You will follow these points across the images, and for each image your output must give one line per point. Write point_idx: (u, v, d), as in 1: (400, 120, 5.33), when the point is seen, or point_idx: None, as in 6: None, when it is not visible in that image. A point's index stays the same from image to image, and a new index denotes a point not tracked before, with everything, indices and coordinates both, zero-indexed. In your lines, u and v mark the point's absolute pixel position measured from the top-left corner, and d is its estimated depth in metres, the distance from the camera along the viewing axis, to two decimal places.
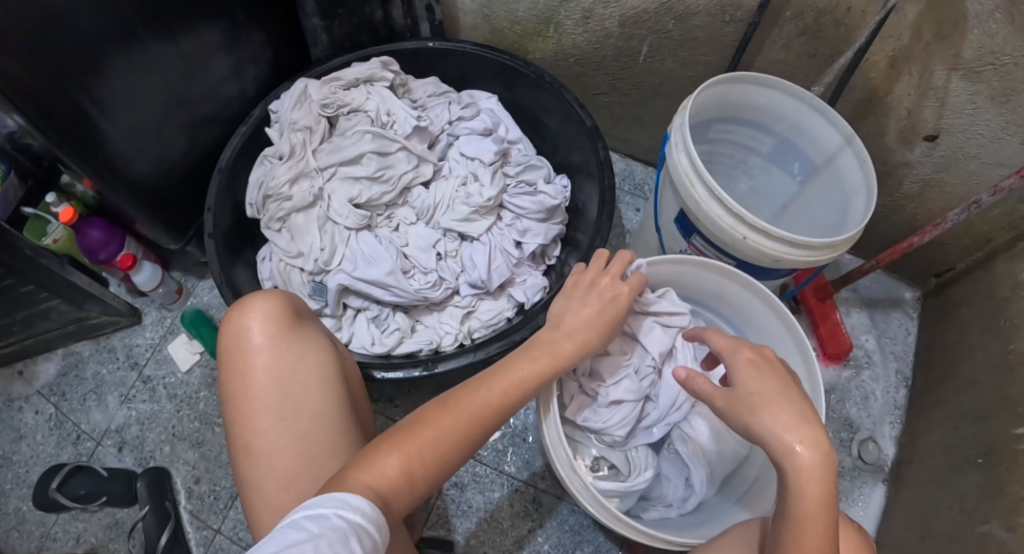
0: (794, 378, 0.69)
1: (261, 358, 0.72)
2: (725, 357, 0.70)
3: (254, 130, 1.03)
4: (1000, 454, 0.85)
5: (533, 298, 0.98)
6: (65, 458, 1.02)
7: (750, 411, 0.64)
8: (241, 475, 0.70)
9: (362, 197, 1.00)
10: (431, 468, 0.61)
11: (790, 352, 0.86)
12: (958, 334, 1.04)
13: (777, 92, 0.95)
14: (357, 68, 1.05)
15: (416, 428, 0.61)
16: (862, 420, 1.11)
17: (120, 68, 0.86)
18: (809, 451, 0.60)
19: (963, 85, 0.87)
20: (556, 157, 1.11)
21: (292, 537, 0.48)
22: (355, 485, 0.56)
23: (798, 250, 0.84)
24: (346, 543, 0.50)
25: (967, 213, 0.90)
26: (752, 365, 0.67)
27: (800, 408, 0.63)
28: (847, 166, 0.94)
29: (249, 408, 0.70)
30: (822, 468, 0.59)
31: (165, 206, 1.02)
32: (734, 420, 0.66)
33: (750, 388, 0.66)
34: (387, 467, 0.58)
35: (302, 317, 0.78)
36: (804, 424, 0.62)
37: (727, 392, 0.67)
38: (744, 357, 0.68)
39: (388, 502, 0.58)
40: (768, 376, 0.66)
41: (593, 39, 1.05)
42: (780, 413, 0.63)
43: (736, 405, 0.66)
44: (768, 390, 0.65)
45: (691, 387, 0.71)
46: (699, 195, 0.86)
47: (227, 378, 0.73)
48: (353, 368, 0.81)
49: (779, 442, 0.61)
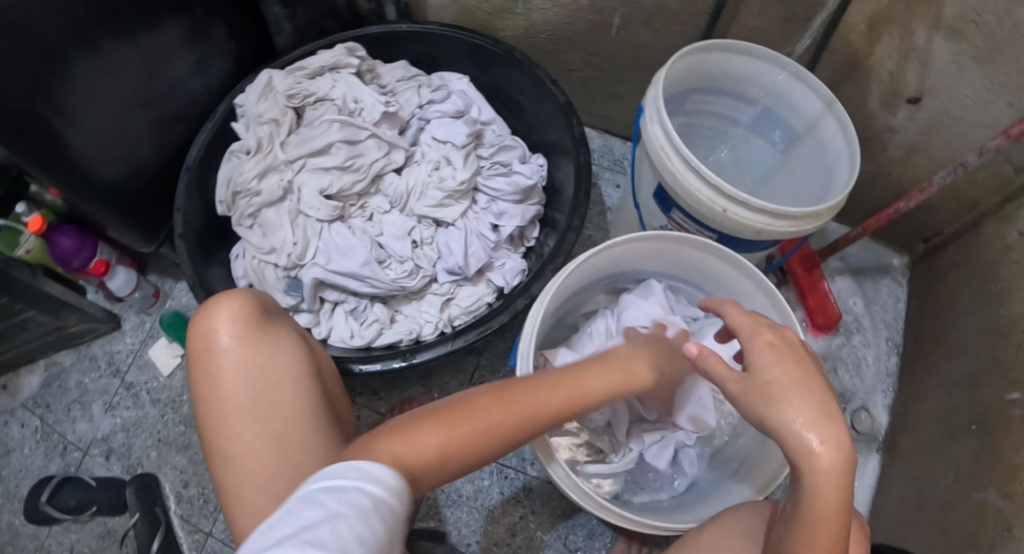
0: (817, 362, 0.61)
1: (229, 359, 0.71)
2: (743, 335, 0.62)
3: (220, 126, 1.00)
4: (994, 421, 0.85)
5: (513, 282, 0.96)
6: (53, 471, 1.00)
7: (766, 402, 0.57)
8: (220, 481, 0.69)
9: (333, 187, 0.97)
10: (463, 459, 0.56)
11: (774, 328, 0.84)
12: (948, 299, 1.02)
13: (754, 59, 0.92)
14: (322, 55, 1.01)
15: (455, 411, 0.57)
16: (854, 389, 1.09)
17: (79, 70, 0.84)
18: (827, 450, 0.54)
19: (946, 45, 0.85)
20: (531, 137, 1.08)
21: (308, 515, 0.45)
22: (384, 451, 0.52)
23: (779, 220, 0.82)
24: (367, 523, 0.46)
25: (952, 175, 0.89)
26: (772, 349, 0.60)
27: (822, 399, 0.56)
28: (827, 133, 0.92)
29: (221, 412, 0.70)
30: (842, 470, 0.54)
31: (136, 209, 1.00)
32: (748, 409, 0.58)
33: (768, 376, 0.58)
34: (417, 443, 0.54)
35: (271, 316, 0.77)
36: (827, 420, 0.55)
37: (743, 378, 0.59)
38: (764, 339, 0.60)
39: (418, 477, 0.53)
40: (788, 361, 0.58)
41: (563, 14, 1.01)
42: (802, 408, 0.55)
43: (753, 394, 0.57)
44: (788, 377, 0.57)
45: (702, 366, 0.62)
46: (675, 167, 0.84)
47: (200, 384, 0.72)
48: (327, 362, 0.80)
49: (795, 440, 0.55)
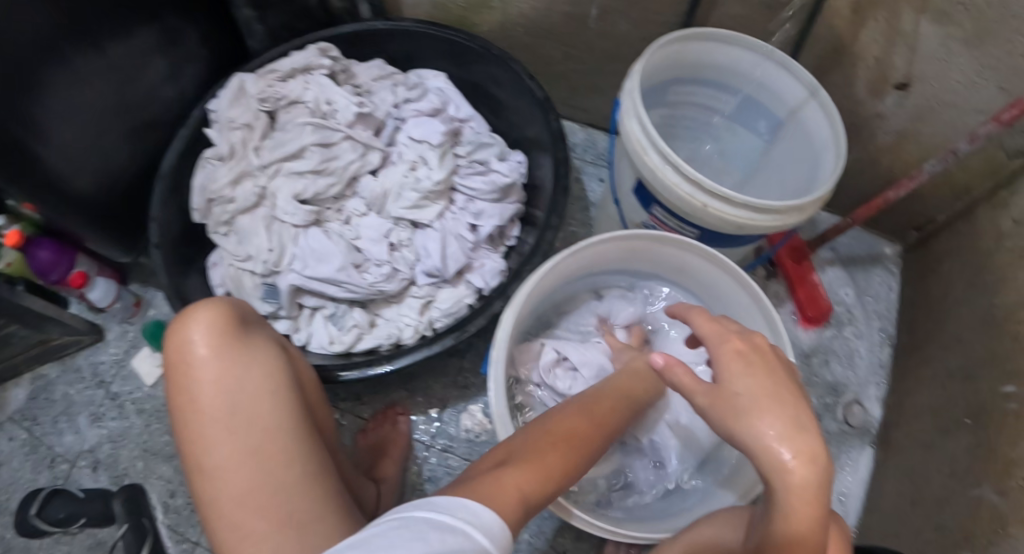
0: (790, 370, 0.59)
1: (208, 371, 0.67)
2: (711, 344, 0.60)
3: (194, 132, 0.98)
4: (988, 415, 0.83)
5: (492, 283, 0.94)
6: (41, 483, 1.00)
7: (735, 414, 0.54)
8: (199, 497, 0.65)
9: (307, 192, 0.95)
10: (555, 488, 0.57)
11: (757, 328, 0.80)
12: (942, 289, 1.01)
13: (735, 47, 0.89)
14: (294, 57, 0.99)
15: (543, 448, 0.58)
16: (846, 382, 1.07)
17: (50, 83, 0.82)
18: (800, 465, 0.51)
19: (933, 29, 0.84)
20: (510, 134, 1.05)
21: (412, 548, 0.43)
22: (505, 485, 0.53)
23: (762, 215, 0.79)
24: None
25: (942, 163, 0.87)
26: (741, 357, 0.57)
27: (795, 409, 0.53)
28: (812, 122, 0.89)
29: (199, 425, 0.66)
30: (816, 484, 0.51)
31: (114, 220, 0.99)
32: (717, 422, 0.55)
33: (738, 387, 0.55)
34: (523, 480, 0.55)
35: (249, 326, 0.73)
36: (798, 432, 0.52)
37: (711, 389, 0.56)
38: (732, 348, 0.58)
39: (530, 508, 0.54)
40: (758, 371, 0.56)
41: (540, 7, 0.98)
42: (773, 421, 0.52)
43: (721, 405, 0.55)
44: (759, 388, 0.55)
45: (669, 378, 0.60)
46: (653, 163, 0.81)
47: (175, 396, 0.68)
48: (305, 371, 0.77)
49: (767, 454, 0.52)
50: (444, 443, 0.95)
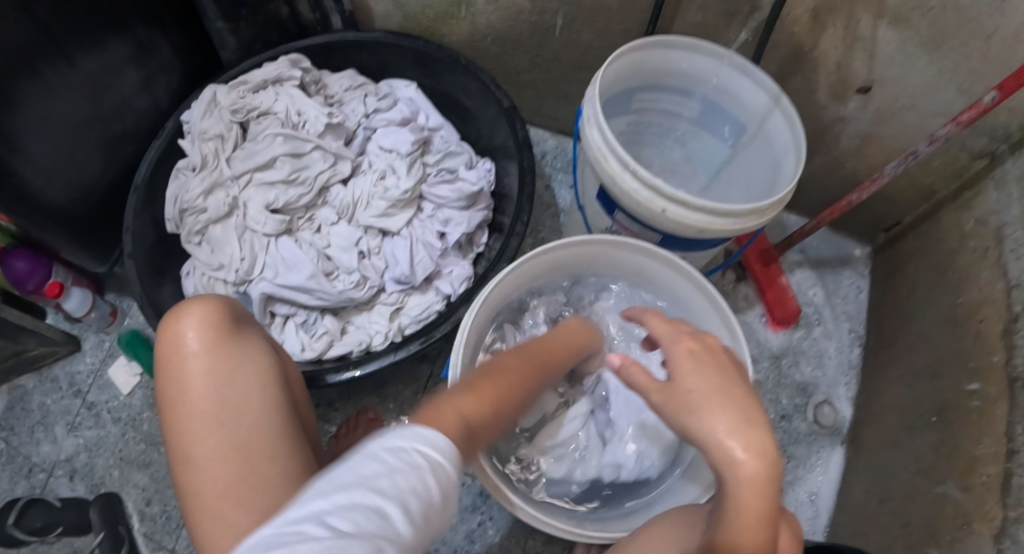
0: (743, 369, 0.58)
1: (197, 364, 0.64)
2: (664, 345, 0.59)
3: (167, 144, 1.00)
4: (953, 412, 0.84)
5: (460, 289, 0.96)
6: (18, 493, 1.01)
7: (688, 410, 0.53)
8: (183, 489, 0.61)
9: (278, 202, 0.97)
10: (493, 424, 0.58)
11: (717, 329, 0.81)
12: (908, 289, 1.02)
13: (696, 55, 0.91)
14: (265, 68, 1.01)
15: (487, 382, 0.59)
16: (817, 383, 1.08)
17: (22, 96, 0.84)
18: (750, 460, 0.50)
19: (891, 33, 0.85)
20: (480, 142, 1.07)
21: (364, 466, 0.44)
22: (450, 412, 0.53)
23: (721, 218, 0.80)
24: (420, 480, 0.45)
25: (903, 165, 0.89)
26: (693, 355, 0.57)
27: (745, 403, 0.53)
28: (775, 127, 0.90)
29: (186, 417, 0.62)
30: (767, 477, 0.50)
31: (87, 230, 1.00)
32: (669, 419, 0.55)
33: (689, 384, 0.55)
34: (466, 407, 0.55)
35: (242, 321, 0.70)
36: (749, 427, 0.51)
37: (663, 386, 0.56)
38: (684, 347, 0.57)
39: (473, 435, 0.54)
40: (709, 369, 0.55)
41: (506, 17, 1.00)
42: (721, 415, 0.52)
43: (673, 402, 0.55)
44: (709, 386, 0.54)
45: (626, 377, 0.60)
46: (612, 169, 0.82)
47: (165, 389, 0.65)
48: (294, 369, 0.74)
49: (718, 451, 0.51)
50: None
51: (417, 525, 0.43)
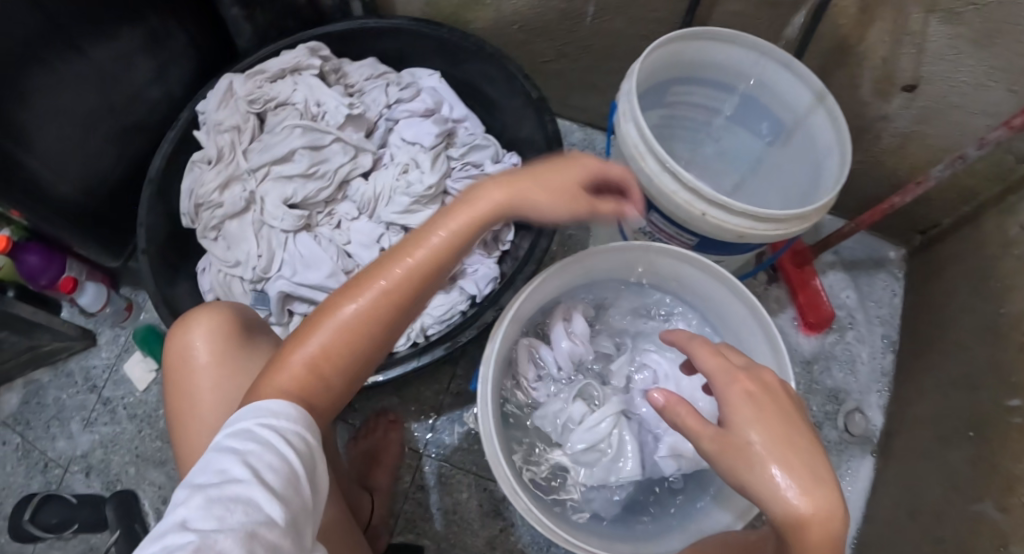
0: (798, 406, 0.58)
1: (207, 377, 0.63)
2: (717, 384, 0.58)
3: (182, 135, 0.96)
4: (991, 426, 0.81)
5: (486, 289, 0.93)
6: (35, 488, 1.00)
7: (748, 461, 0.53)
8: None
9: (297, 196, 0.94)
10: (337, 375, 0.59)
11: (758, 343, 0.77)
12: (946, 294, 0.99)
13: (736, 48, 0.86)
14: (283, 57, 0.97)
15: (320, 334, 0.59)
16: (848, 390, 1.05)
17: (31, 87, 0.81)
18: (817, 521, 0.49)
19: (942, 29, 0.81)
20: (505, 135, 1.03)
21: (222, 463, 0.48)
22: (269, 391, 0.56)
23: (763, 224, 0.76)
24: (275, 450, 0.51)
25: (950, 168, 0.85)
26: (751, 399, 0.56)
27: (809, 456, 0.52)
28: (817, 125, 0.86)
29: (198, 432, 0.62)
30: (832, 541, 0.49)
31: (101, 224, 0.98)
32: (724, 468, 0.55)
33: (748, 433, 0.54)
34: (292, 378, 0.57)
35: (252, 330, 0.69)
36: (815, 485, 0.51)
37: (718, 433, 0.55)
38: (741, 389, 0.57)
39: (310, 402, 0.57)
40: (769, 414, 0.55)
41: (534, 3, 0.95)
42: (785, 470, 0.52)
43: (729, 452, 0.54)
44: (771, 435, 0.53)
45: (670, 417, 0.59)
46: (649, 169, 0.79)
47: (174, 403, 0.64)
48: None
49: (780, 507, 0.51)
50: (437, 451, 0.94)
51: (283, 497, 0.48)
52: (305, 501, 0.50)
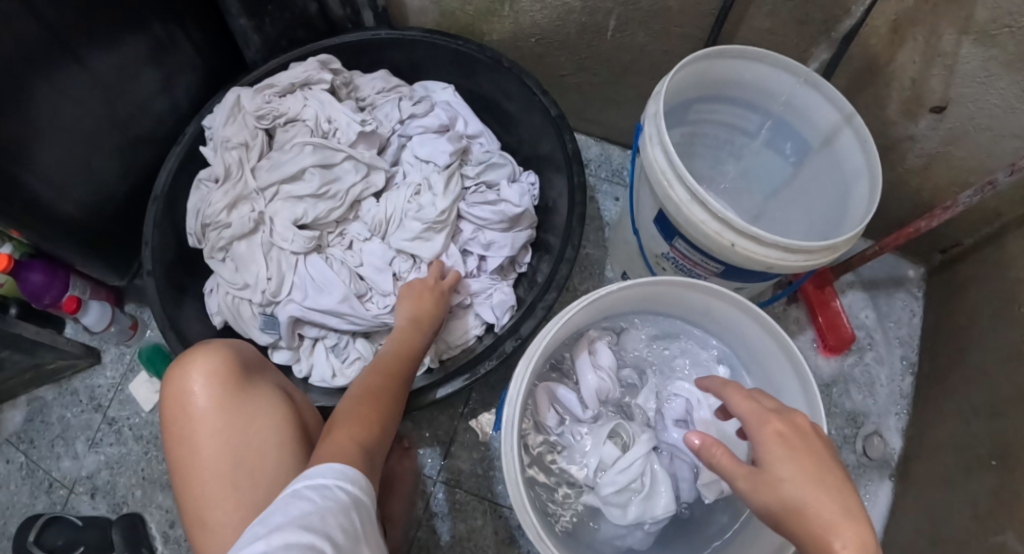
0: (835, 450, 0.55)
1: (208, 423, 0.62)
2: (749, 426, 0.57)
3: (187, 151, 0.93)
4: (1016, 457, 0.79)
5: (502, 318, 0.90)
6: (39, 509, 0.98)
7: (781, 500, 0.51)
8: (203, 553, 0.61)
9: (307, 216, 0.91)
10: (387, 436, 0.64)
11: (788, 385, 0.74)
12: (968, 317, 0.97)
13: (765, 67, 0.84)
14: (293, 71, 0.94)
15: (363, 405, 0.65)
16: (866, 412, 1.04)
17: (30, 105, 0.77)
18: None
19: (975, 50, 0.78)
20: (521, 150, 1.01)
21: (300, 509, 0.49)
22: (344, 443, 0.58)
23: (793, 255, 0.74)
24: (347, 514, 0.51)
25: (980, 194, 0.82)
26: (783, 440, 0.54)
27: (842, 495, 0.50)
28: (844, 149, 0.84)
29: (200, 479, 0.61)
30: None
31: (106, 242, 0.95)
32: (759, 509, 0.52)
33: (782, 473, 0.52)
34: (357, 433, 0.60)
35: (253, 371, 0.68)
36: (849, 521, 0.48)
37: (751, 472, 0.53)
38: (773, 429, 0.55)
39: (373, 453, 0.60)
40: (801, 454, 0.53)
41: (553, 16, 0.92)
42: (819, 506, 0.49)
43: (763, 490, 0.52)
44: (803, 475, 0.51)
45: (707, 460, 0.57)
46: (678, 197, 0.76)
47: (173, 449, 0.63)
48: (310, 418, 0.72)
49: (819, 550, 0.48)
50: (452, 478, 0.92)
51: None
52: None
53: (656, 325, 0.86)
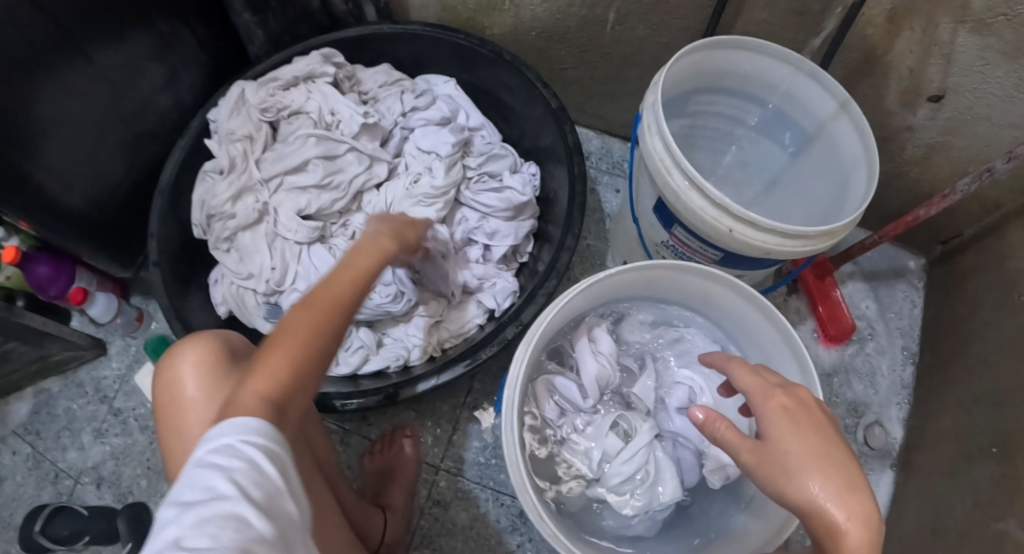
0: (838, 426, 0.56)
1: (197, 412, 0.63)
2: (754, 400, 0.57)
3: (193, 144, 0.95)
4: (1017, 444, 0.79)
5: (503, 304, 0.91)
6: (45, 499, 0.99)
7: (784, 473, 0.51)
8: None
9: (311, 207, 0.92)
10: (308, 385, 0.53)
11: (788, 368, 0.74)
12: (969, 307, 0.97)
13: (762, 57, 0.84)
14: (296, 65, 0.95)
15: (285, 340, 0.53)
16: (868, 402, 1.04)
17: (37, 98, 0.79)
18: (854, 528, 0.47)
19: (971, 39, 0.78)
20: (522, 143, 1.02)
21: (206, 481, 0.44)
22: (247, 400, 0.49)
23: (791, 240, 0.75)
24: (258, 467, 0.46)
25: (977, 182, 0.83)
26: (787, 413, 0.54)
27: (845, 470, 0.50)
28: (842, 137, 0.84)
29: None
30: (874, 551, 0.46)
31: (113, 235, 0.96)
32: (764, 483, 0.53)
33: (786, 447, 0.52)
34: (265, 384, 0.50)
35: (242, 360, 0.68)
36: (850, 494, 0.49)
37: (756, 446, 0.54)
38: (777, 403, 0.55)
39: (286, 410, 0.50)
40: (805, 428, 0.53)
41: (553, 10, 0.93)
42: (823, 481, 0.50)
43: (768, 465, 0.53)
44: (807, 449, 0.52)
45: (711, 434, 0.58)
46: (676, 184, 0.77)
47: (169, 440, 0.65)
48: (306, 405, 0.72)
49: (821, 520, 0.49)
50: (455, 466, 0.93)
51: (271, 514, 0.45)
52: (290, 515, 0.47)
53: (656, 312, 0.87)
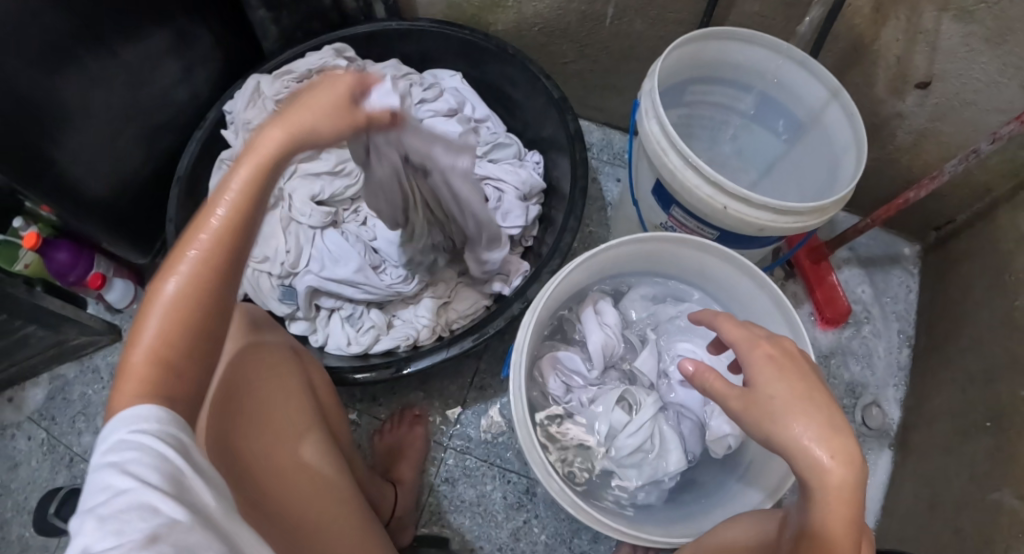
0: (820, 373, 0.58)
1: None
2: (741, 352, 0.58)
3: (209, 134, 0.99)
4: (1010, 417, 0.82)
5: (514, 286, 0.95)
6: (60, 483, 1.01)
7: (769, 416, 0.54)
8: None
9: (324, 193, 0.95)
10: (194, 367, 0.50)
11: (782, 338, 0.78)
12: (962, 290, 1.00)
13: (754, 47, 0.89)
14: (309, 58, 0.99)
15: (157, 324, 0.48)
16: (865, 384, 1.07)
17: (62, 86, 0.82)
18: (837, 466, 0.50)
19: (955, 26, 0.83)
20: (526, 133, 1.05)
21: (105, 481, 0.42)
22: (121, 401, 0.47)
23: (783, 217, 0.78)
24: (157, 456, 0.45)
25: (964, 163, 0.86)
26: (771, 361, 0.56)
27: (828, 412, 0.52)
28: (833, 123, 0.88)
29: None
30: (852, 484, 0.50)
31: (130, 223, 1.00)
32: (751, 426, 0.55)
33: (771, 391, 0.55)
34: (139, 381, 0.47)
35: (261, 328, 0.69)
36: (833, 435, 0.51)
37: (742, 393, 0.56)
38: (763, 353, 0.57)
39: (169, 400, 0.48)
40: (790, 373, 0.55)
41: (555, 5, 0.97)
42: (806, 424, 0.52)
43: (754, 409, 0.54)
44: (791, 393, 0.54)
45: (699, 384, 0.61)
46: (673, 164, 0.80)
47: None
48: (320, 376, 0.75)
49: (803, 458, 0.52)
50: (463, 444, 0.95)
51: (183, 500, 0.44)
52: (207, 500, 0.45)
53: (657, 288, 0.90)
